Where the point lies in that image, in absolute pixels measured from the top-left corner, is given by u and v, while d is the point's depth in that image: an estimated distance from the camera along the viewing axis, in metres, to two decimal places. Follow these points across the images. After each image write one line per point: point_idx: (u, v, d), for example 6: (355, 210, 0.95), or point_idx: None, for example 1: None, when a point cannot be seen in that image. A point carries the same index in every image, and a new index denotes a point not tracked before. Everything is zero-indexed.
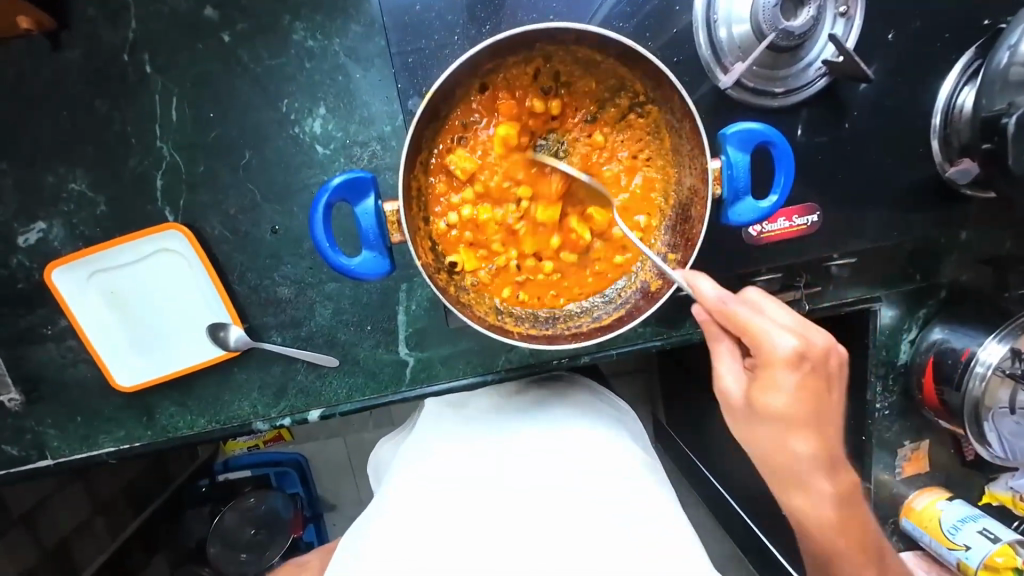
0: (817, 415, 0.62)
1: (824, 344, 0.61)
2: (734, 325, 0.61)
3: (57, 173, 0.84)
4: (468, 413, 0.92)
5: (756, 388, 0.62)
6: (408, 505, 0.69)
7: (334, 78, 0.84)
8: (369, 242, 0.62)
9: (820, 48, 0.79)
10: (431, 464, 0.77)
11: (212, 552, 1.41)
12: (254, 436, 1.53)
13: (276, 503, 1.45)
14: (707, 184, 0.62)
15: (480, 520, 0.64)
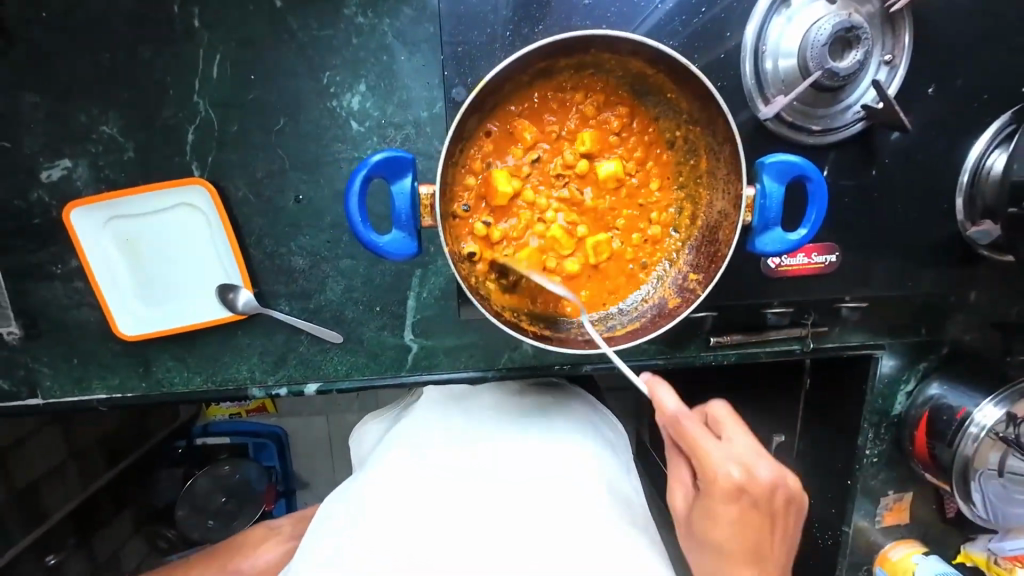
0: (757, 535, 0.65)
1: (769, 480, 0.63)
2: (685, 440, 0.66)
3: (89, 114, 0.84)
4: (464, 403, 0.91)
5: (699, 515, 0.66)
6: (401, 492, 0.71)
7: (379, 57, 0.84)
8: (401, 223, 0.61)
9: (862, 93, 0.80)
10: (428, 450, 0.78)
11: (179, 514, 1.44)
12: (236, 404, 1.50)
13: (250, 474, 1.47)
14: (739, 210, 0.62)
15: (476, 517, 0.67)
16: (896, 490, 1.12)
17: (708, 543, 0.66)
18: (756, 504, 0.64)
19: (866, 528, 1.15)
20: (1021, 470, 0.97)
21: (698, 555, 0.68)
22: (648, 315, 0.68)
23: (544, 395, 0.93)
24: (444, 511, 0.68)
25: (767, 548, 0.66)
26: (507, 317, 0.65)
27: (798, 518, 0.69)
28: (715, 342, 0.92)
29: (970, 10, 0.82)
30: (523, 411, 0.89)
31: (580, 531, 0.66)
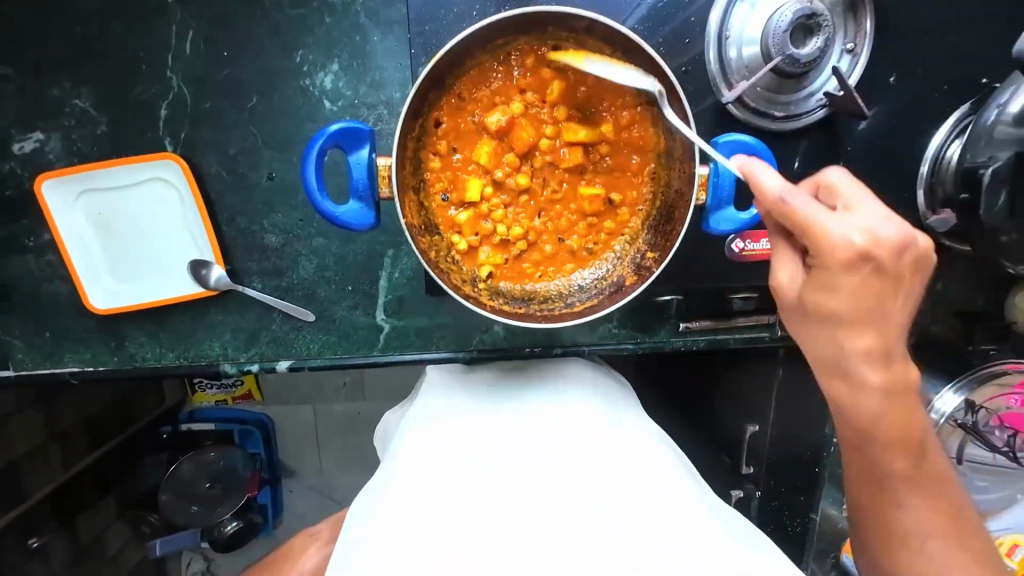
0: (877, 310, 0.59)
1: (895, 239, 0.56)
2: (794, 222, 0.57)
3: (62, 87, 0.84)
4: (470, 383, 0.92)
5: (809, 287, 0.61)
6: (413, 477, 0.71)
7: (351, 37, 0.85)
8: (359, 194, 0.63)
9: (824, 80, 0.81)
10: (429, 435, 0.78)
11: (163, 499, 1.45)
12: (223, 391, 1.50)
13: (235, 461, 1.49)
14: (692, 187, 0.64)
15: (477, 498, 0.67)
16: None
17: (820, 317, 0.62)
18: (883, 269, 0.57)
19: (834, 516, 1.21)
20: (981, 458, 1.02)
21: (813, 327, 0.63)
22: (605, 293, 0.70)
23: (555, 370, 0.93)
24: (446, 495, 0.68)
25: (890, 315, 0.60)
26: (467, 290, 0.67)
27: (921, 280, 0.61)
28: (684, 327, 0.96)
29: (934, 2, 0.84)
30: (530, 387, 0.89)
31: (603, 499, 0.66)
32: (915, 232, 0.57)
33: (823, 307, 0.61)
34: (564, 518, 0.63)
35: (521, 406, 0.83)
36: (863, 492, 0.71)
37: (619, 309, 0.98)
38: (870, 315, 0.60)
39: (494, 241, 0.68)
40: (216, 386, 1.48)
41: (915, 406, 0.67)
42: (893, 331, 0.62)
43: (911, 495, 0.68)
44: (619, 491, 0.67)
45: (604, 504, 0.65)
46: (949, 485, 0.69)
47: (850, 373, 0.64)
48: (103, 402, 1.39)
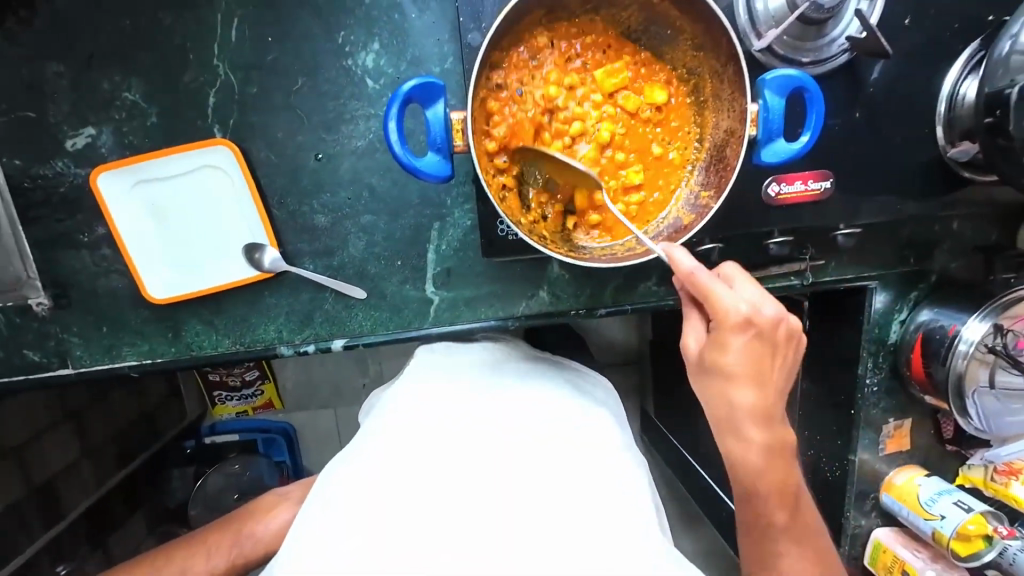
0: (760, 370, 0.72)
1: (770, 315, 0.69)
2: (699, 290, 0.69)
3: (112, 81, 0.86)
4: (454, 360, 0.95)
5: (712, 350, 0.72)
6: (390, 449, 0.74)
7: (391, 16, 0.88)
8: (436, 145, 0.65)
9: (846, 25, 0.85)
10: (401, 407, 0.82)
11: (192, 514, 1.55)
12: (243, 402, 1.65)
13: (262, 470, 1.60)
14: (744, 122, 0.67)
15: (429, 468, 0.71)
16: (896, 417, 1.22)
17: (719, 373, 0.73)
18: (762, 337, 0.70)
19: (870, 459, 1.25)
20: (1011, 384, 1.06)
21: (698, 382, 0.75)
22: (665, 234, 0.73)
23: (532, 361, 0.97)
24: (418, 470, 0.71)
25: (763, 373, 0.72)
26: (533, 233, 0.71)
27: (795, 348, 0.75)
28: None
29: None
30: (503, 368, 0.93)
31: (554, 486, 0.70)
32: (791, 312, 0.72)
33: (723, 367, 0.72)
34: (501, 502, 0.67)
35: (484, 384, 0.87)
36: (743, 504, 0.81)
37: (657, 268, 1.05)
38: (758, 369, 0.72)
39: (553, 193, 0.74)
40: (238, 398, 1.63)
41: (789, 459, 0.79)
42: (772, 387, 0.74)
43: (771, 521, 0.80)
44: (557, 482, 0.70)
45: (556, 494, 0.69)
46: (821, 537, 0.83)
47: (740, 433, 0.76)
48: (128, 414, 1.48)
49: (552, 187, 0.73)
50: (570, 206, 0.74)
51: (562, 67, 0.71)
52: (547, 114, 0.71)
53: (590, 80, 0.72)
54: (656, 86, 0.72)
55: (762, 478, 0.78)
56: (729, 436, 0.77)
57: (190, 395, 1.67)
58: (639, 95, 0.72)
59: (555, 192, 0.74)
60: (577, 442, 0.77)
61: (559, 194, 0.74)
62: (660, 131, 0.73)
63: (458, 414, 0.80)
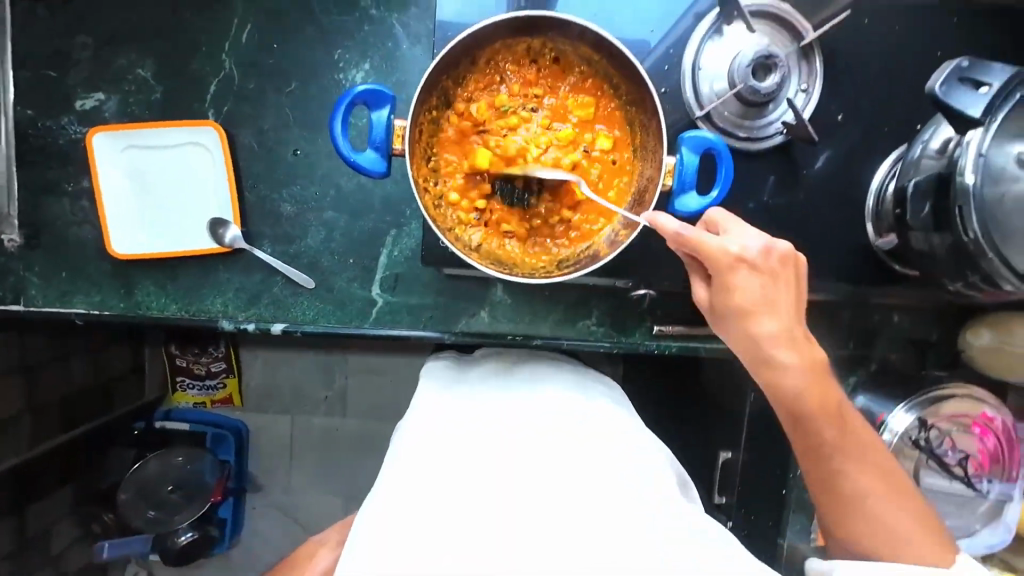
0: (779, 294, 0.73)
1: (724, 248, 0.72)
2: (690, 248, 0.73)
3: (129, 58, 0.98)
4: (467, 379, 0.88)
5: (721, 293, 0.74)
6: (405, 471, 0.64)
7: (384, 43, 1.00)
8: (376, 145, 0.74)
9: (782, 112, 0.95)
10: (412, 431, 0.73)
11: (122, 497, 1.56)
12: (204, 394, 1.71)
13: (204, 465, 1.64)
14: (660, 172, 0.74)
15: (432, 488, 0.60)
16: None
17: (729, 313, 0.74)
18: (760, 270, 0.72)
19: (802, 548, 1.18)
20: (940, 486, 1.05)
21: (725, 330, 0.76)
22: (583, 263, 0.79)
23: (541, 368, 0.91)
24: (435, 482, 0.61)
25: (766, 297, 0.72)
26: (451, 237, 0.78)
27: (800, 270, 0.75)
28: (658, 329, 1.07)
29: (888, 55, 0.96)
30: (514, 380, 0.87)
31: (575, 493, 0.58)
32: (777, 239, 0.73)
33: (729, 303, 0.74)
34: (531, 498, 0.57)
35: (493, 398, 0.79)
36: (822, 490, 0.80)
37: (598, 308, 1.08)
38: (775, 302, 0.73)
39: (485, 211, 0.80)
40: (200, 387, 1.70)
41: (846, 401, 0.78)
42: (793, 313, 0.74)
43: (826, 450, 0.77)
44: (579, 474, 0.61)
45: (578, 487, 0.59)
46: (854, 416, 0.79)
47: (776, 360, 0.75)
48: (85, 380, 1.47)
49: (485, 205, 0.80)
50: (498, 226, 0.81)
51: (507, 99, 0.79)
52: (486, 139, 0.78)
53: (532, 115, 0.79)
54: (591, 130, 0.80)
55: (833, 434, 0.77)
56: (770, 372, 0.76)
57: (152, 377, 1.71)
58: (583, 137, 0.80)
59: (487, 210, 0.80)
60: (590, 445, 0.67)
61: (490, 212, 0.80)
62: (592, 170, 0.80)
63: (471, 424, 0.73)
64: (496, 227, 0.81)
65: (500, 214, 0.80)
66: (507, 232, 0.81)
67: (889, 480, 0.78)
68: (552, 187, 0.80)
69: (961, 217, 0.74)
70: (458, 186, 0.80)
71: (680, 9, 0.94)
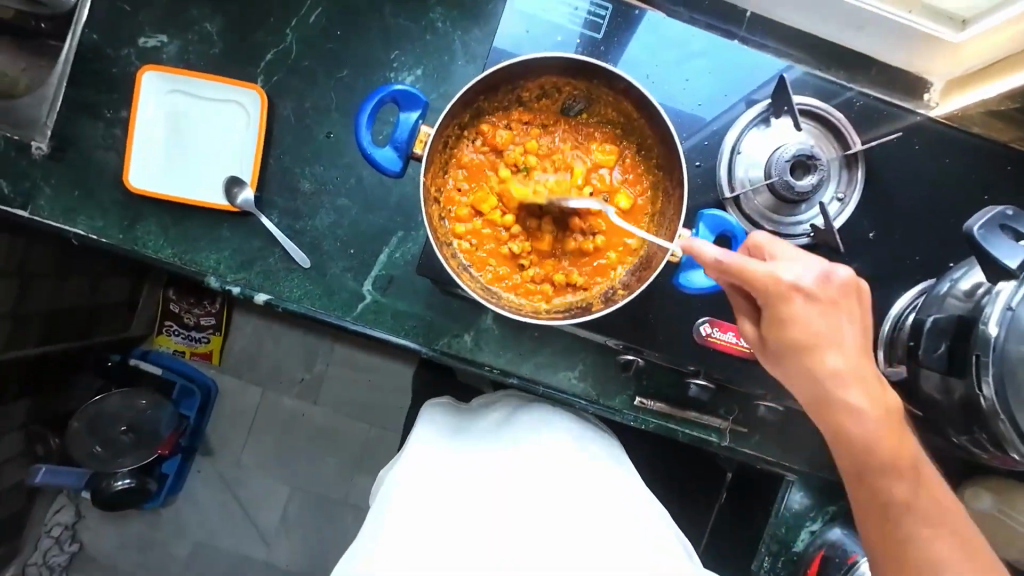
0: (841, 328, 0.72)
1: (788, 278, 0.71)
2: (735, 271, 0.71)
3: (200, 10, 1.02)
4: (467, 429, 1.01)
5: (772, 330, 0.74)
6: (408, 519, 0.81)
7: (441, 55, 1.02)
8: (396, 145, 0.75)
9: (813, 214, 0.92)
10: (413, 481, 0.88)
11: (73, 426, 1.56)
12: (186, 343, 1.68)
13: (164, 415, 1.62)
14: (671, 242, 0.73)
15: (451, 525, 0.79)
16: None
17: (782, 341, 0.74)
18: (818, 298, 0.71)
19: None
20: None
21: (782, 367, 0.76)
22: (573, 312, 0.78)
23: (531, 408, 1.04)
24: (438, 521, 0.80)
25: (831, 327, 0.71)
26: (446, 252, 0.77)
27: (863, 304, 0.74)
28: (639, 402, 1.02)
29: (933, 186, 0.94)
30: (509, 427, 0.99)
31: (569, 522, 0.80)
32: (835, 266, 0.73)
33: (787, 341, 0.73)
34: (522, 532, 0.78)
35: (496, 446, 0.94)
36: (871, 519, 0.73)
37: (584, 363, 1.03)
38: (830, 337, 0.72)
39: (486, 234, 0.79)
40: (184, 337, 1.67)
41: (904, 431, 0.74)
42: (854, 341, 0.73)
43: (879, 475, 0.72)
44: (559, 516, 0.80)
45: (554, 529, 0.78)
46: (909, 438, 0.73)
47: (845, 407, 0.72)
48: (77, 301, 1.40)
49: (487, 229, 0.79)
50: (496, 253, 0.80)
51: (537, 135, 0.79)
52: (506, 165, 0.78)
53: (556, 156, 0.79)
54: (613, 185, 0.79)
55: (896, 450, 0.71)
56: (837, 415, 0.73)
57: (142, 315, 1.65)
58: (603, 190, 0.79)
59: (489, 235, 0.80)
60: (581, 482, 0.87)
61: (491, 238, 0.80)
62: (605, 226, 0.79)
63: (466, 471, 0.89)
64: (493, 253, 0.80)
65: (500, 242, 0.79)
66: (504, 261, 0.80)
67: (944, 515, 0.71)
68: (559, 231, 0.79)
69: (978, 368, 0.69)
70: (466, 204, 0.79)
71: (731, 94, 0.94)
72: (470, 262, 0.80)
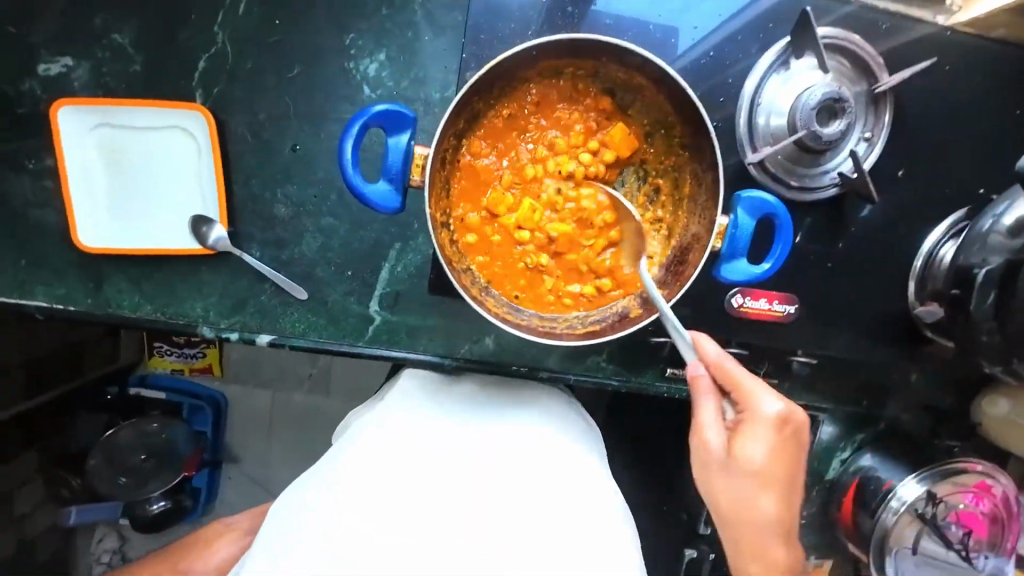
0: (782, 476, 0.70)
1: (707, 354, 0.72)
2: (728, 379, 0.71)
3: (104, 19, 0.85)
4: (445, 397, 0.88)
5: (735, 441, 0.69)
6: (360, 489, 0.68)
7: (404, 32, 0.87)
8: (389, 176, 0.70)
9: (840, 161, 0.87)
10: (374, 444, 0.75)
11: (90, 464, 1.39)
12: (183, 360, 1.47)
13: (178, 436, 1.44)
14: (710, 234, 0.68)
15: (418, 497, 0.67)
16: (817, 555, 1.09)
17: (729, 473, 0.70)
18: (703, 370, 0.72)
19: None
20: (933, 553, 0.97)
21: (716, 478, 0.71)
22: (612, 319, 0.73)
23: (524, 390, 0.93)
24: (396, 496, 0.67)
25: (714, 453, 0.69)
26: (463, 277, 0.70)
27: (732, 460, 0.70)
28: (671, 372, 0.99)
29: (956, 113, 0.90)
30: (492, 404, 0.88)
31: (559, 521, 0.68)
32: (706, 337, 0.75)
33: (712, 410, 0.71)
34: (504, 524, 0.66)
35: (479, 421, 0.82)
36: None
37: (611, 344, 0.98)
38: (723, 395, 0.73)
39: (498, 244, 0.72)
40: (177, 354, 1.45)
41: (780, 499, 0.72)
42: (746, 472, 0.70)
43: None
44: (540, 509, 0.69)
45: (531, 523, 0.67)
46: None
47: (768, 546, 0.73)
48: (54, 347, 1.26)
49: (497, 239, 0.72)
50: (513, 265, 0.73)
51: (543, 127, 0.72)
52: (511, 167, 0.71)
53: (569, 146, 0.71)
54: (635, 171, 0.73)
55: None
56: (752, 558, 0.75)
57: (127, 339, 1.44)
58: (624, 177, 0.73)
59: (503, 245, 0.72)
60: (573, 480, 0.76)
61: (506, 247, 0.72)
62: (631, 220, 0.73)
63: (445, 443, 0.76)
64: (510, 264, 0.73)
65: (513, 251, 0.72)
66: (521, 272, 0.73)
67: None
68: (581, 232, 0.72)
69: None
70: (474, 218, 0.72)
71: (742, 36, 0.84)
72: (489, 281, 0.73)
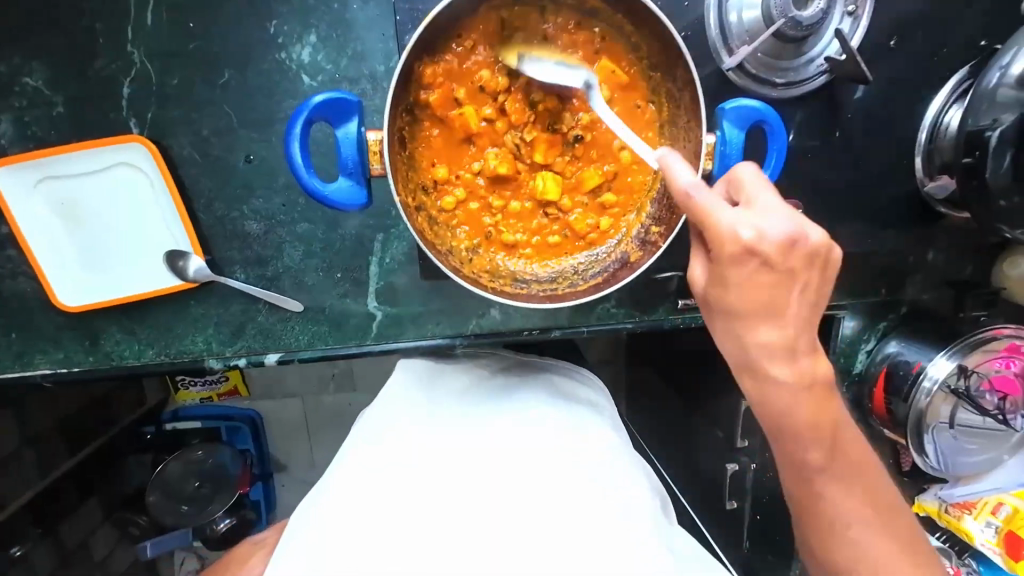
0: (785, 302, 0.57)
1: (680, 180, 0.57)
2: (694, 214, 0.56)
3: (10, 64, 0.78)
4: (439, 390, 0.85)
5: (717, 281, 0.59)
6: (370, 498, 0.65)
7: (329, 5, 0.80)
8: (348, 170, 0.66)
9: (826, 44, 0.80)
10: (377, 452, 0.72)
11: (149, 500, 1.38)
12: (208, 387, 1.47)
13: (225, 459, 1.43)
14: (699, 156, 0.63)
15: (428, 503, 0.64)
16: None
17: (723, 312, 0.59)
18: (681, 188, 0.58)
19: None
20: (970, 423, 0.97)
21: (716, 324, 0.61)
22: (611, 269, 0.71)
23: (519, 369, 0.90)
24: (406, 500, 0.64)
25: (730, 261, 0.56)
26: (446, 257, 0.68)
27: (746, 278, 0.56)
28: (683, 303, 0.95)
29: None
30: (488, 392, 0.84)
31: (574, 500, 0.64)
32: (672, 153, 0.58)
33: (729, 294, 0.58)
34: (522, 512, 0.62)
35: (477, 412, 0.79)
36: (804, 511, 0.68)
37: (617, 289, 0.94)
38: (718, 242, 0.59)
39: (473, 213, 0.70)
40: (201, 383, 1.44)
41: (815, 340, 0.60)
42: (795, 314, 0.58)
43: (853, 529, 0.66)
44: (549, 489, 0.65)
45: (542, 505, 0.63)
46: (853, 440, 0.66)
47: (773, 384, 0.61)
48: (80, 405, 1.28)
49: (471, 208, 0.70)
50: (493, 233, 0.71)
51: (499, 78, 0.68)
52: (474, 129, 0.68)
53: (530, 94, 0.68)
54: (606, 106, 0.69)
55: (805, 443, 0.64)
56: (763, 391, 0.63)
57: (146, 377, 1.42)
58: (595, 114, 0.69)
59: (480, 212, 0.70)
60: (579, 456, 0.71)
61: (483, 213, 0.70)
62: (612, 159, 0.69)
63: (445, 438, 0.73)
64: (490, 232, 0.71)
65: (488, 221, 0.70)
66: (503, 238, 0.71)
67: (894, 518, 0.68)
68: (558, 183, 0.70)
69: None
70: (446, 191, 0.69)
71: None
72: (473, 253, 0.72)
